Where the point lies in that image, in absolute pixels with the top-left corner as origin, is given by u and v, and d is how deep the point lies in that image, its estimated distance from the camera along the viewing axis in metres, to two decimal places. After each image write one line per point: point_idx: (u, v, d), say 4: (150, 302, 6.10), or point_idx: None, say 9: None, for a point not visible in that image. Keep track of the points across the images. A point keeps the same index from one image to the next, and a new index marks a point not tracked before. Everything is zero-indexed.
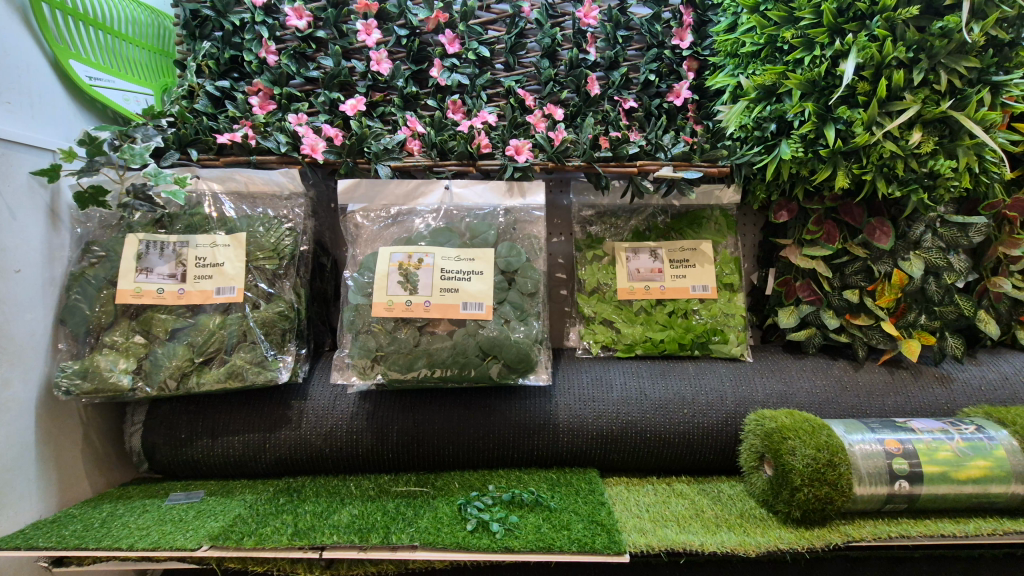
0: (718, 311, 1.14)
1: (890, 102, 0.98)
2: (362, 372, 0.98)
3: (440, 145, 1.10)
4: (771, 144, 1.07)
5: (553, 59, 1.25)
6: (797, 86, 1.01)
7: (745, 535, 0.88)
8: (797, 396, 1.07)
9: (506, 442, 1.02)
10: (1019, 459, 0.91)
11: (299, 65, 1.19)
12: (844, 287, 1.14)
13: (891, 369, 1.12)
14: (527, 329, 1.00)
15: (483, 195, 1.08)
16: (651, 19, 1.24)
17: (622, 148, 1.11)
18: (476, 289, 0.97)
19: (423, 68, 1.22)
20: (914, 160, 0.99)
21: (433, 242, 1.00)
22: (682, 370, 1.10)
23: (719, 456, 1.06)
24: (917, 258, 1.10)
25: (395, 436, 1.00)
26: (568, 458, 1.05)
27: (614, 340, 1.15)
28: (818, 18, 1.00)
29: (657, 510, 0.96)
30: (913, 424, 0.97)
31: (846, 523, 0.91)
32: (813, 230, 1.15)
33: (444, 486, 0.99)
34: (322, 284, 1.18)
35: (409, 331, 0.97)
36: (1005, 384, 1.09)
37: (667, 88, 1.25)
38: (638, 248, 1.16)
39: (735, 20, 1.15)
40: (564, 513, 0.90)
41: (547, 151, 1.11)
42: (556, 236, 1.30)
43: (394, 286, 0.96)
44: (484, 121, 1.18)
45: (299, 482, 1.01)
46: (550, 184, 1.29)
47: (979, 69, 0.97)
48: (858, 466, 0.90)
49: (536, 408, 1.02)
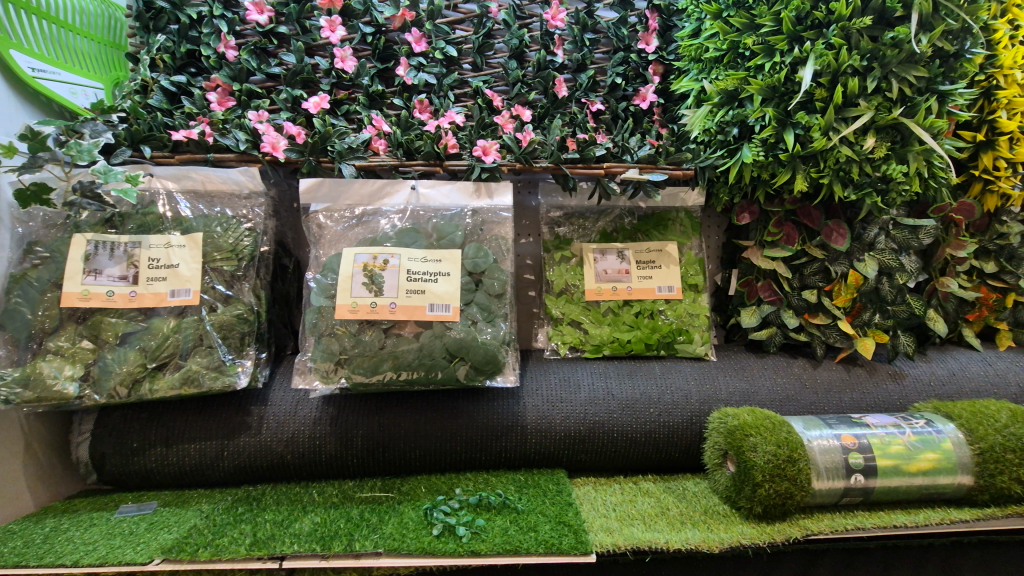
0: (683, 311, 1.16)
1: (846, 108, 1.01)
2: (325, 376, 0.95)
3: (406, 145, 1.09)
4: (733, 148, 1.10)
5: (521, 60, 1.25)
6: (758, 91, 1.04)
7: (709, 532, 0.90)
8: (759, 393, 1.09)
9: (474, 445, 1.01)
10: (965, 451, 0.95)
11: (261, 61, 1.16)
12: (803, 288, 1.18)
13: (848, 366, 1.16)
14: (494, 330, 0.99)
15: (450, 196, 1.07)
16: (618, 23, 1.25)
17: (590, 150, 1.12)
18: (442, 291, 0.96)
19: (389, 66, 1.21)
20: (869, 164, 1.03)
21: (398, 243, 0.99)
22: (648, 370, 1.11)
23: (684, 454, 1.07)
24: (871, 259, 1.14)
25: (360, 440, 0.98)
26: (536, 460, 1.04)
27: (582, 341, 1.15)
28: (777, 26, 1.03)
29: (624, 509, 0.97)
30: (868, 420, 1.00)
31: (805, 516, 0.93)
32: (774, 232, 1.18)
33: (410, 490, 0.97)
34: (284, 287, 1.15)
35: (374, 333, 0.95)
36: (952, 380, 1.14)
37: (633, 91, 1.27)
38: (605, 248, 1.17)
39: (698, 26, 1.17)
40: (531, 514, 0.90)
41: (515, 152, 1.11)
42: (524, 237, 1.30)
43: (358, 287, 0.94)
44: (451, 121, 1.16)
45: (259, 490, 0.98)
46: (518, 185, 1.29)
47: (927, 78, 1.02)
48: (816, 461, 0.93)
49: (504, 410, 1.02)
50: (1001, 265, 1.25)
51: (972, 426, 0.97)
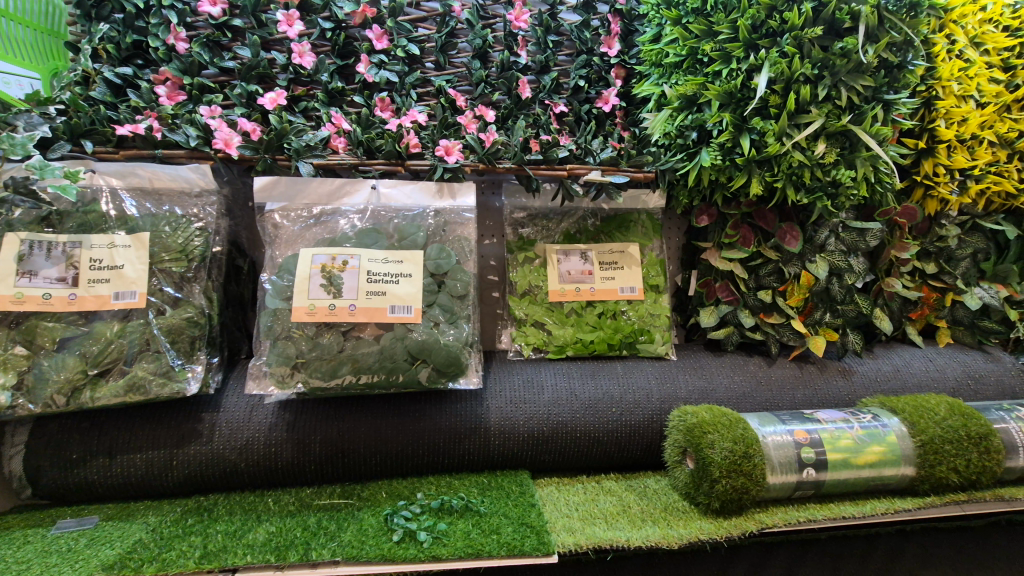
0: (645, 311, 1.18)
1: (798, 115, 1.05)
2: (280, 381, 0.93)
3: (367, 143, 1.08)
4: (692, 152, 1.12)
5: (484, 60, 1.25)
6: (715, 97, 1.06)
7: (668, 529, 0.91)
8: (717, 391, 1.12)
9: (437, 448, 1.00)
10: (908, 443, 1.00)
11: (213, 55, 1.12)
12: (759, 288, 1.22)
13: (800, 364, 1.20)
14: (457, 332, 0.98)
15: (412, 196, 1.06)
16: (580, 26, 1.26)
17: (552, 152, 1.13)
18: (404, 293, 0.95)
19: (349, 63, 1.19)
20: (820, 169, 1.06)
21: (358, 243, 0.97)
22: (610, 370, 1.13)
23: (645, 452, 1.09)
24: (822, 260, 1.19)
25: (318, 446, 0.96)
26: (499, 462, 1.04)
27: (545, 342, 1.15)
28: (734, 33, 1.06)
29: (586, 509, 0.97)
30: (820, 415, 1.03)
31: (761, 511, 0.96)
32: (731, 234, 1.21)
33: (370, 496, 0.96)
34: (238, 288, 1.11)
35: (333, 336, 0.93)
36: (897, 375, 1.20)
37: (596, 94, 1.28)
38: (568, 250, 1.18)
39: (659, 31, 1.19)
40: (493, 517, 0.89)
41: (478, 153, 1.11)
42: (488, 239, 1.29)
43: (316, 289, 0.92)
44: (412, 120, 1.14)
45: (210, 500, 0.94)
46: (481, 186, 1.28)
47: (873, 88, 1.07)
48: (771, 456, 0.96)
49: (467, 412, 1.01)
50: (940, 266, 1.32)
51: (914, 419, 1.02)
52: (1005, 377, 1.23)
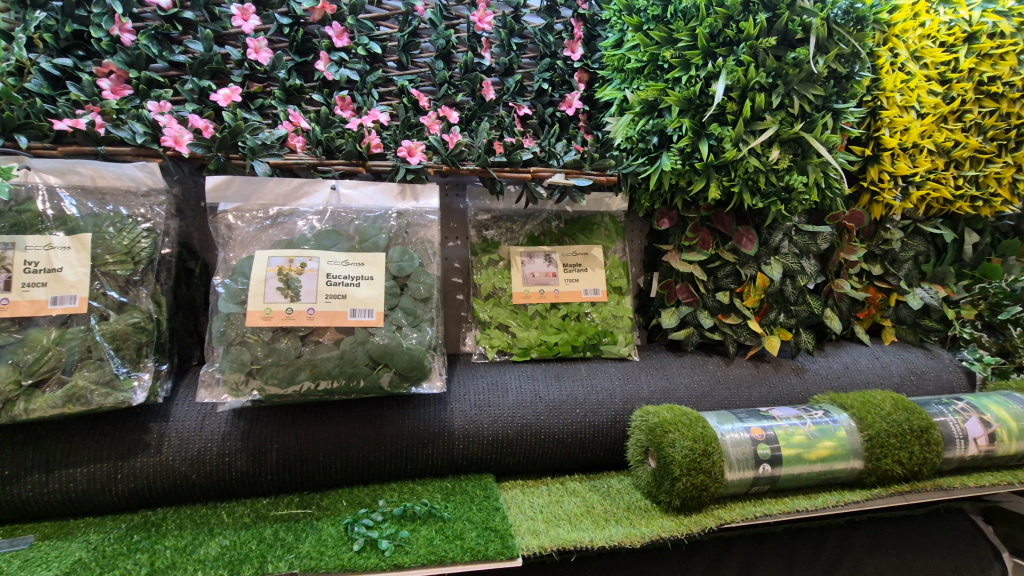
0: (609, 313, 1.19)
1: (754, 121, 1.09)
2: (233, 389, 0.89)
3: (326, 142, 1.06)
4: (653, 156, 1.14)
5: (447, 61, 1.24)
6: (675, 103, 1.09)
7: (631, 528, 0.92)
8: (678, 391, 1.14)
9: (399, 454, 0.98)
10: (856, 438, 1.04)
11: (163, 48, 1.08)
12: (717, 289, 1.25)
13: (757, 362, 1.24)
14: (420, 335, 0.96)
15: (373, 197, 1.04)
16: (544, 29, 1.27)
17: (516, 154, 1.13)
18: (365, 296, 0.93)
19: (308, 60, 1.16)
20: (774, 175, 1.10)
21: (317, 245, 0.94)
22: (574, 371, 1.13)
23: (609, 452, 1.10)
24: (776, 262, 1.23)
25: (275, 455, 0.93)
26: (463, 466, 1.03)
27: (510, 344, 1.15)
28: (693, 41, 1.08)
29: (550, 510, 0.98)
30: (775, 412, 1.07)
31: (720, 507, 0.98)
32: (690, 237, 1.24)
33: (330, 505, 0.93)
34: (189, 291, 1.06)
35: (291, 340, 0.90)
36: (846, 372, 1.25)
37: (559, 97, 1.29)
38: (532, 252, 1.18)
39: (621, 37, 1.20)
40: (457, 522, 0.88)
41: (441, 154, 1.10)
42: (452, 241, 1.28)
43: (272, 292, 0.89)
44: (374, 119, 1.12)
45: (159, 515, 0.90)
46: (445, 187, 1.27)
47: (824, 97, 1.11)
48: (729, 453, 0.98)
49: (430, 416, 1.00)
50: (885, 268, 1.39)
51: (861, 415, 1.07)
52: (944, 373, 1.30)
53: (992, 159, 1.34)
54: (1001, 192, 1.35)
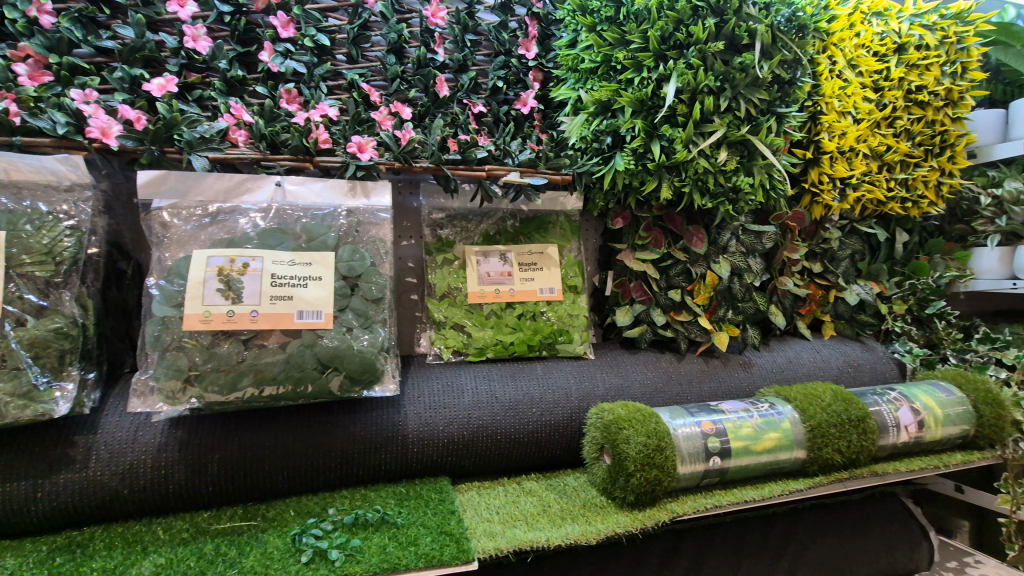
0: (564, 312, 1.19)
1: (703, 124, 1.11)
2: (169, 398, 0.84)
3: (271, 137, 1.01)
4: (607, 156, 1.16)
5: (399, 56, 1.21)
6: (628, 103, 1.10)
7: (587, 525, 0.93)
8: (631, 387, 1.16)
9: (350, 460, 0.95)
10: (799, 428, 1.09)
11: (88, 32, 1.00)
12: (669, 288, 1.28)
13: (707, 358, 1.27)
14: (372, 337, 0.93)
15: (321, 194, 1.00)
16: (498, 27, 1.26)
17: (471, 152, 1.11)
18: (312, 297, 0.89)
19: (250, 50, 1.11)
20: (722, 176, 1.14)
21: (261, 244, 0.90)
22: (530, 370, 1.13)
23: (565, 451, 1.11)
24: (725, 261, 1.27)
25: (216, 465, 0.88)
26: (418, 470, 1.01)
27: (465, 344, 1.14)
28: (645, 43, 1.10)
29: (507, 511, 0.97)
30: (724, 406, 1.10)
31: (673, 500, 1.00)
32: (643, 236, 1.26)
33: (277, 516, 0.89)
34: (119, 294, 1.00)
35: (232, 344, 0.85)
36: (790, 366, 1.31)
37: (514, 96, 1.28)
38: (487, 251, 1.17)
39: (575, 37, 1.20)
40: (410, 528, 0.86)
41: (393, 151, 1.07)
42: (405, 240, 1.25)
43: (211, 294, 0.84)
44: (322, 113, 1.09)
45: (86, 535, 0.84)
46: (398, 185, 1.24)
47: (768, 101, 1.15)
48: (680, 448, 1.00)
49: (383, 420, 0.97)
50: (825, 266, 1.46)
51: (803, 406, 1.12)
52: (878, 365, 1.38)
53: (920, 164, 1.43)
54: (928, 194, 1.44)
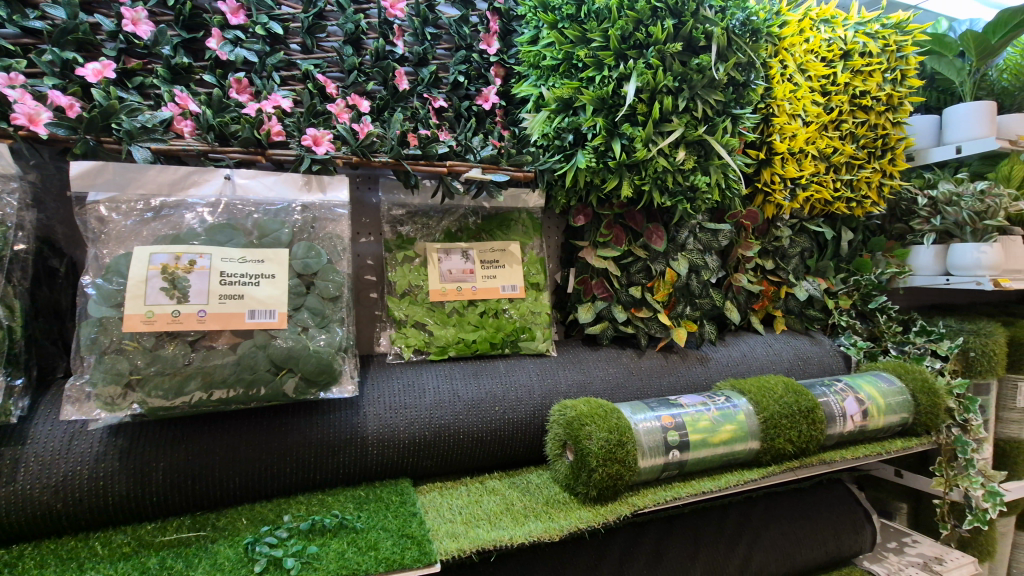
0: (526, 310, 1.19)
1: (662, 123, 1.13)
2: (108, 404, 0.79)
3: (219, 129, 0.96)
4: (569, 153, 1.16)
5: (357, 47, 1.17)
6: (590, 101, 1.11)
7: (550, 521, 0.92)
8: (593, 383, 1.17)
9: (307, 464, 0.92)
10: (753, 420, 1.12)
11: (13, 11, 0.92)
12: (630, 284, 1.30)
13: (666, 354, 1.30)
14: (329, 337, 0.90)
15: (274, 188, 0.95)
16: (459, 21, 1.24)
17: (431, 147, 1.09)
18: (265, 296, 0.86)
19: (196, 37, 1.05)
20: (680, 174, 1.16)
21: (209, 241, 0.85)
22: (493, 368, 1.12)
23: (527, 448, 1.11)
24: (683, 258, 1.30)
25: (161, 474, 0.84)
26: (378, 472, 0.99)
27: (426, 343, 1.12)
28: (606, 42, 1.11)
29: (470, 511, 0.96)
30: (683, 400, 1.12)
31: (634, 494, 1.01)
32: (605, 233, 1.28)
33: (228, 525, 0.85)
34: (51, 294, 0.93)
35: (178, 346, 0.81)
36: (744, 360, 1.35)
37: (475, 92, 1.27)
38: (449, 248, 1.15)
39: (536, 33, 1.20)
40: (370, 532, 0.84)
41: (351, 144, 1.04)
42: (364, 236, 1.22)
43: (154, 293, 0.79)
44: (275, 104, 1.05)
45: (14, 553, 0.78)
46: (356, 180, 1.21)
47: (723, 102, 1.18)
48: (642, 442, 1.01)
49: (341, 422, 0.95)
50: (776, 263, 1.51)
51: (757, 398, 1.16)
52: (826, 357, 1.44)
53: (863, 165, 1.50)
54: (870, 194, 1.51)
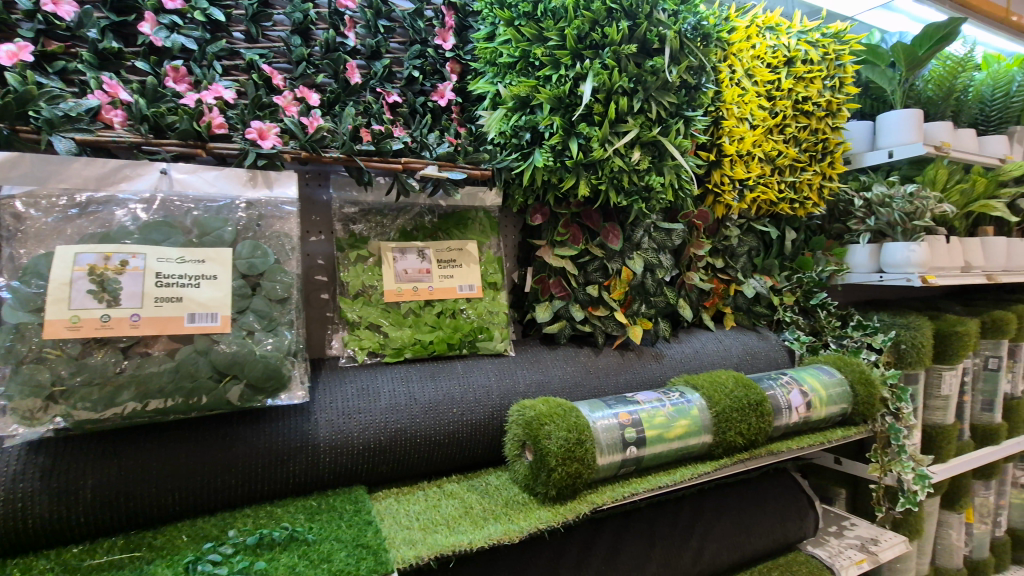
0: (484, 309, 1.18)
1: (618, 124, 1.14)
2: (26, 419, 0.73)
3: (154, 119, 0.90)
4: (526, 152, 1.16)
5: (306, 38, 1.13)
6: (546, 100, 1.11)
7: (509, 523, 0.92)
8: (551, 382, 1.17)
9: (253, 475, 0.88)
10: (706, 414, 1.15)
11: None
12: (587, 283, 1.30)
13: (622, 351, 1.31)
14: (277, 340, 0.86)
15: (215, 184, 0.90)
16: (413, 14, 1.21)
17: (385, 143, 1.06)
18: (206, 298, 0.81)
19: (127, 20, 0.98)
20: (635, 174, 1.17)
21: (142, 240, 0.79)
22: (450, 370, 1.10)
23: (486, 450, 1.10)
24: (638, 256, 1.32)
25: (89, 493, 0.78)
26: (330, 480, 0.96)
27: (381, 345, 1.08)
28: (562, 41, 1.11)
29: (427, 517, 0.94)
30: (639, 397, 1.14)
31: (593, 492, 1.02)
32: (562, 232, 1.28)
33: (166, 543, 0.80)
34: None
35: (108, 354, 0.75)
36: (696, 355, 1.39)
37: (430, 87, 1.23)
38: (404, 248, 1.12)
39: (492, 30, 1.19)
40: (323, 544, 0.81)
41: (299, 139, 1.00)
42: (314, 235, 1.18)
43: (81, 297, 0.73)
44: (217, 95, 0.99)
45: None
46: (305, 176, 1.17)
47: (676, 104, 1.21)
48: (600, 440, 1.02)
49: (290, 430, 0.91)
50: (726, 261, 1.56)
51: (710, 393, 1.19)
52: (772, 352, 1.50)
53: (805, 168, 1.57)
54: (812, 196, 1.58)
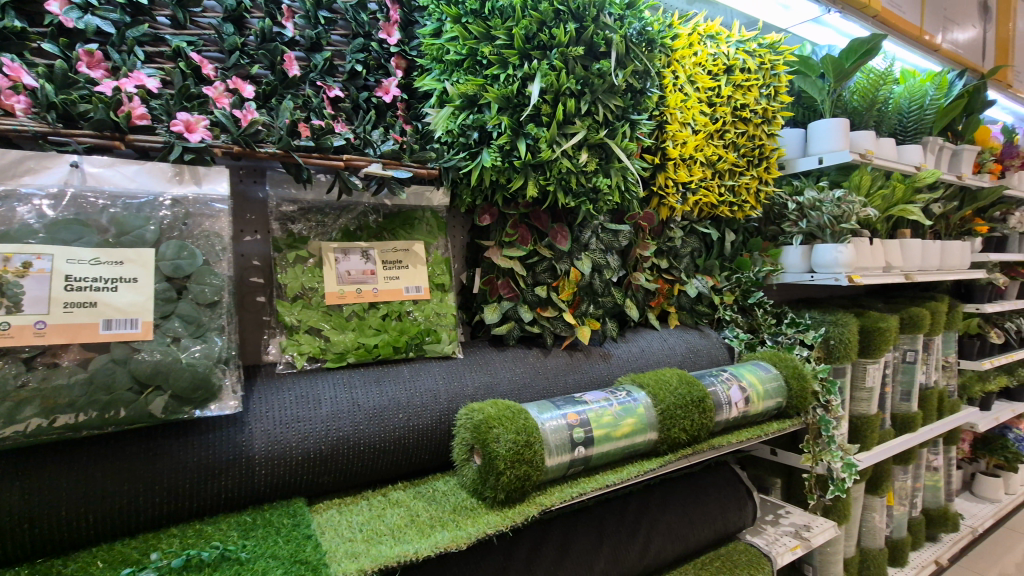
0: (431, 311, 1.15)
1: (565, 125, 1.15)
2: None
3: (64, 107, 0.82)
4: (474, 151, 1.14)
5: (239, 26, 1.06)
6: (494, 99, 1.09)
7: (457, 530, 0.90)
8: (500, 385, 1.16)
9: (180, 492, 0.82)
10: (651, 412, 1.17)
11: None
12: (536, 284, 1.30)
13: (570, 352, 1.32)
14: (206, 347, 0.81)
15: (135, 179, 0.83)
16: (356, 6, 1.17)
17: (325, 139, 1.01)
18: (124, 303, 0.75)
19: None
20: (583, 176, 1.18)
21: (49, 239, 0.72)
22: (396, 374, 1.07)
23: (433, 456, 1.07)
24: (586, 257, 1.33)
25: None
26: (266, 493, 0.91)
27: (322, 350, 1.04)
28: (510, 40, 1.10)
29: (371, 528, 0.90)
30: (587, 397, 1.15)
31: (542, 493, 1.01)
32: (510, 233, 1.27)
33: (78, 571, 0.73)
34: None
35: (7, 365, 0.68)
36: (642, 354, 1.41)
37: (375, 82, 1.20)
38: (347, 248, 1.08)
39: (439, 26, 1.16)
40: (257, 562, 0.76)
41: (231, 133, 0.94)
42: (249, 235, 1.11)
43: None
44: (138, 84, 0.92)
45: None
46: (239, 172, 1.10)
47: (622, 108, 1.23)
48: (548, 441, 1.02)
49: (222, 443, 0.85)
50: (670, 262, 1.60)
51: (655, 391, 1.21)
52: (713, 349, 1.56)
53: (744, 172, 1.63)
54: (749, 199, 1.65)
